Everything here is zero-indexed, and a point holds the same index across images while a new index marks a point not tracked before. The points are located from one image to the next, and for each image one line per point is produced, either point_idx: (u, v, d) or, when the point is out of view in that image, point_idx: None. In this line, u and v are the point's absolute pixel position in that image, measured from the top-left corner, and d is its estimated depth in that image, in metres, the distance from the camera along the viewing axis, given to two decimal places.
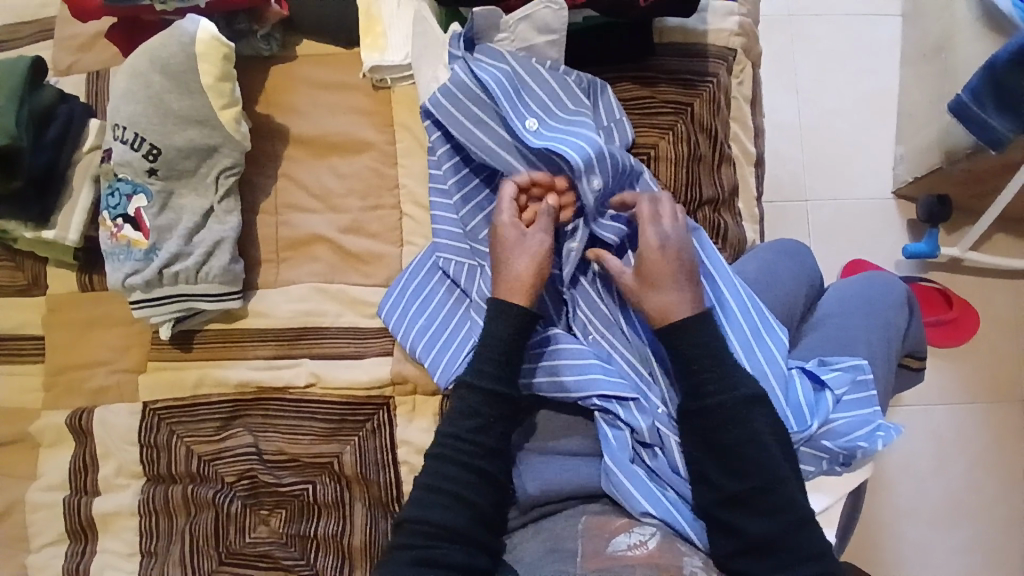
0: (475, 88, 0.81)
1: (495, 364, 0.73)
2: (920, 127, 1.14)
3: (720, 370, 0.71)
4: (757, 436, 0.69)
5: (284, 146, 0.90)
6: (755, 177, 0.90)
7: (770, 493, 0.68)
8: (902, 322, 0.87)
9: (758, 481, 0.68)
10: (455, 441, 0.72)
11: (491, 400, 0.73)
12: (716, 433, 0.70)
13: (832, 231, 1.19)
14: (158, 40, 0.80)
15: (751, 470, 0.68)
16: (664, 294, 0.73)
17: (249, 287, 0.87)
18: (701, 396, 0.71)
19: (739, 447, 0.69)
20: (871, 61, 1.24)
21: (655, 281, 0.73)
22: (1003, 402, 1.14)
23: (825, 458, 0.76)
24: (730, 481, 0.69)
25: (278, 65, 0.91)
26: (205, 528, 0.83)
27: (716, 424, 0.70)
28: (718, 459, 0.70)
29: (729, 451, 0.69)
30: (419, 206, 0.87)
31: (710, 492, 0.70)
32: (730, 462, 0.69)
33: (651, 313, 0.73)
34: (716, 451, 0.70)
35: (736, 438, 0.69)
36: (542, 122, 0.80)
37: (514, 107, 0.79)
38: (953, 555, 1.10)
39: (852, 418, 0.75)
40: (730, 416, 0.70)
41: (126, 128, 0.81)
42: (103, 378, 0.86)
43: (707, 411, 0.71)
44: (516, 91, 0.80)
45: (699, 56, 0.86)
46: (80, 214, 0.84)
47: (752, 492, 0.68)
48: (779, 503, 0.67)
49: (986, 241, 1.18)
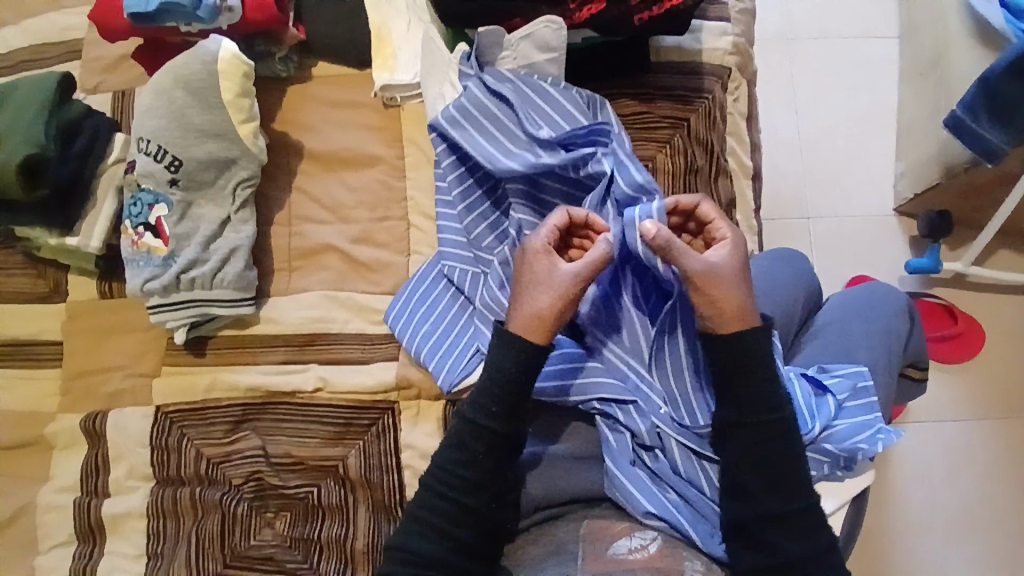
0: (485, 107, 0.86)
1: (497, 385, 0.72)
2: (918, 145, 1.16)
3: (771, 391, 0.70)
4: (799, 458, 0.69)
5: (298, 161, 0.94)
6: (753, 190, 0.93)
7: (806, 516, 0.68)
8: (903, 329, 0.87)
9: (796, 504, 0.68)
10: (457, 458, 0.72)
11: (485, 423, 0.72)
12: (763, 453, 0.69)
13: (834, 249, 1.21)
14: (182, 59, 0.86)
15: (791, 491, 0.69)
16: (735, 295, 0.70)
17: (261, 294, 0.90)
18: (752, 411, 0.70)
19: (781, 465, 0.69)
20: (867, 84, 1.27)
21: (726, 284, 0.70)
22: (1013, 417, 1.13)
23: (826, 460, 0.75)
24: (772, 501, 0.69)
25: (294, 85, 0.96)
26: (211, 530, 0.84)
27: (758, 443, 0.69)
28: (762, 478, 0.69)
29: (771, 470, 0.69)
30: (426, 217, 0.90)
31: (748, 508, 0.69)
32: (773, 482, 0.69)
33: (720, 309, 0.70)
34: (758, 468, 0.69)
35: (781, 456, 0.69)
36: (555, 126, 0.84)
37: (526, 116, 0.84)
38: (966, 574, 1.08)
39: (852, 422, 0.76)
40: (778, 436, 0.69)
41: (150, 141, 0.86)
42: (118, 382, 0.89)
43: (756, 427, 0.70)
44: (528, 100, 0.85)
45: (695, 73, 0.90)
46: (102, 222, 0.89)
47: (795, 514, 0.68)
48: (815, 529, 0.68)
49: (988, 256, 1.19)
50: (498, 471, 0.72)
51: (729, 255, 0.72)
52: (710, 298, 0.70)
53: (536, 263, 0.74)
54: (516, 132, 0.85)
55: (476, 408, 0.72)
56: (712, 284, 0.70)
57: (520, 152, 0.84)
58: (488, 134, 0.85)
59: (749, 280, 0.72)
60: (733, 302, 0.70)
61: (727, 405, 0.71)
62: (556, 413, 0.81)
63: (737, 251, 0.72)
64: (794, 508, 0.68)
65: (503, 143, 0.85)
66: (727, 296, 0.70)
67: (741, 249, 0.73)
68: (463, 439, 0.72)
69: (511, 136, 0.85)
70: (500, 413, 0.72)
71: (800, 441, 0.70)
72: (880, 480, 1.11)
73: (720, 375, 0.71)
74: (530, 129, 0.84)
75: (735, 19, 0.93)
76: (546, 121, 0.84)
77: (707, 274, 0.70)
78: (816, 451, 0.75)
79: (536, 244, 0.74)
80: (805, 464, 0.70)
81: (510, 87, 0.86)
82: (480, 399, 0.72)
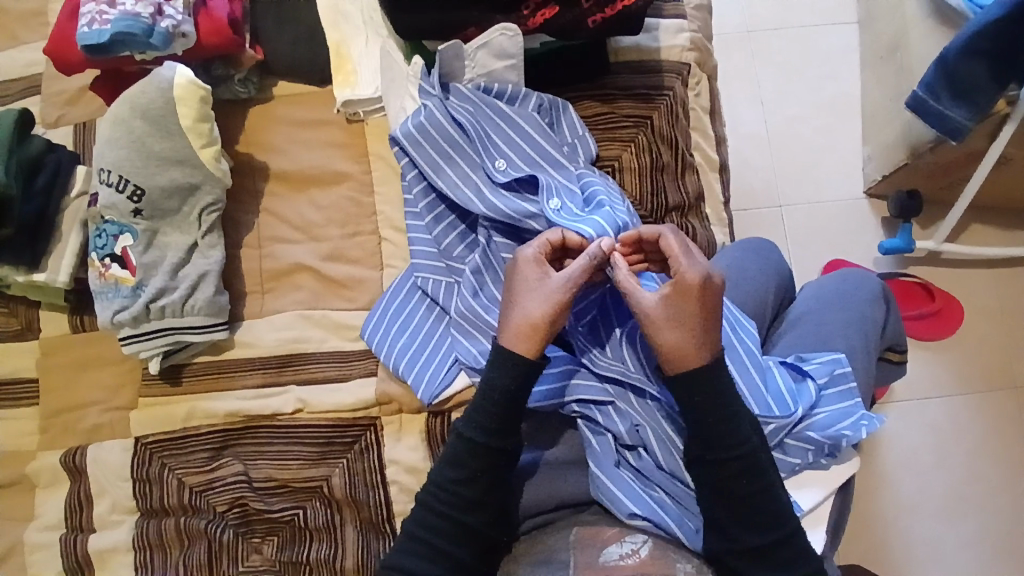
0: (448, 129, 0.85)
1: (481, 405, 0.72)
2: (884, 126, 1.17)
3: (730, 427, 0.69)
4: (772, 490, 0.69)
5: (264, 182, 0.93)
6: (721, 183, 0.93)
7: (795, 545, 0.68)
8: (879, 316, 0.85)
9: (775, 535, 0.68)
10: (434, 484, 0.72)
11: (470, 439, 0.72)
12: (732, 487, 0.69)
13: (809, 234, 1.22)
14: (139, 88, 0.85)
15: (760, 518, 0.68)
16: (674, 337, 0.68)
17: (235, 318, 0.89)
18: (715, 449, 0.70)
19: (753, 499, 0.68)
20: (829, 70, 1.28)
21: (658, 323, 0.69)
22: (993, 390, 1.14)
23: (810, 448, 0.76)
24: (748, 535, 0.68)
25: (256, 106, 0.96)
26: (198, 559, 0.83)
27: (729, 478, 0.69)
28: (732, 511, 0.69)
29: (745, 505, 0.69)
30: (396, 230, 0.90)
31: (726, 541, 0.69)
32: (750, 517, 0.68)
33: (666, 353, 0.69)
34: (730, 502, 0.69)
35: (753, 490, 0.69)
36: (511, 159, 0.85)
37: (483, 148, 0.85)
38: (961, 547, 1.09)
39: (831, 411, 0.76)
40: (743, 471, 0.69)
41: (112, 172, 0.85)
42: (95, 417, 0.88)
43: (721, 464, 0.69)
44: (486, 130, 0.86)
45: (654, 72, 0.91)
46: (69, 256, 0.88)
47: (773, 545, 0.68)
48: (804, 556, 0.68)
49: (960, 232, 1.20)
50: (490, 485, 0.72)
51: (674, 295, 0.69)
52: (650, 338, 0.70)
53: (559, 281, 0.71)
54: (476, 163, 0.86)
55: (474, 425, 0.72)
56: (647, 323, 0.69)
57: (479, 178, 0.85)
58: (450, 160, 0.85)
59: (701, 320, 0.69)
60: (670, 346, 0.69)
61: (694, 442, 0.71)
62: (540, 418, 0.81)
63: (679, 286, 0.69)
64: (773, 539, 0.68)
65: (459, 170, 0.85)
66: (668, 338, 0.69)
67: (688, 288, 0.69)
68: (464, 455, 0.72)
69: (470, 162, 0.85)
70: (478, 431, 0.71)
71: (770, 471, 0.70)
72: (867, 464, 1.12)
73: (697, 394, 0.70)
74: (489, 155, 0.85)
75: (691, 15, 0.94)
76: (505, 153, 0.85)
77: (648, 315, 0.69)
78: (797, 440, 0.76)
79: (534, 255, 0.73)
80: (779, 495, 0.69)
81: (469, 104, 0.87)
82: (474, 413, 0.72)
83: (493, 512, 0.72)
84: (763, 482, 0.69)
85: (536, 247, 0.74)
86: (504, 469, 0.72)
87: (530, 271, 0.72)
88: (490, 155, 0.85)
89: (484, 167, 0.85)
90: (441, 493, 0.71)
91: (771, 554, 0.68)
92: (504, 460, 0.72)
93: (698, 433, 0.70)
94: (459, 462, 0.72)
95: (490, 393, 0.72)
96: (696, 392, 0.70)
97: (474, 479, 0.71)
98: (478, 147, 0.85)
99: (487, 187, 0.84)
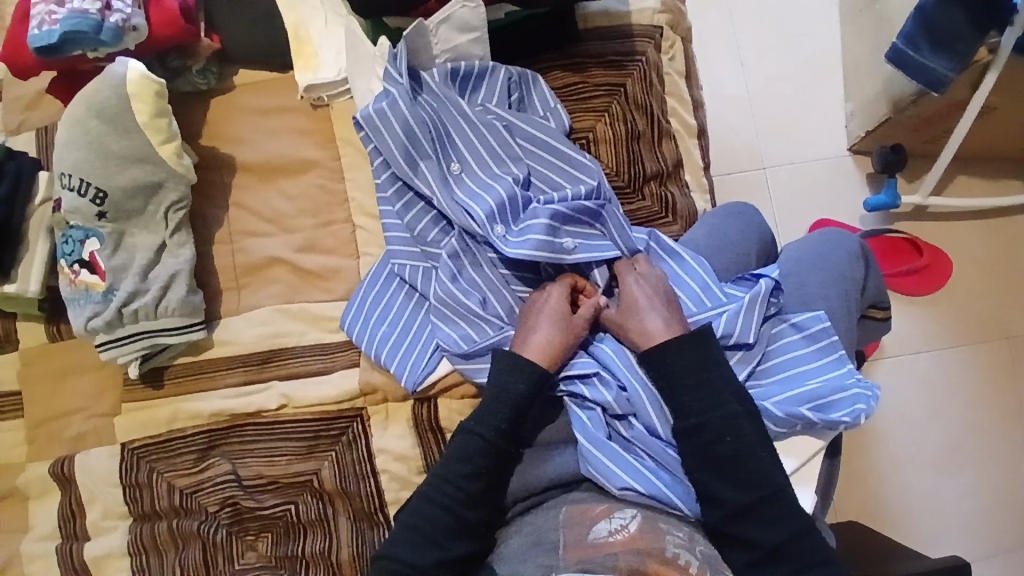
0: (408, 123, 0.82)
1: (497, 409, 0.73)
2: (865, 80, 1.14)
3: (706, 389, 0.71)
4: (755, 450, 0.69)
5: (232, 175, 0.91)
6: (700, 149, 0.91)
7: (776, 502, 0.68)
8: (859, 274, 0.84)
9: (763, 491, 0.68)
10: (440, 479, 0.72)
11: (476, 440, 0.72)
12: (713, 451, 0.69)
13: (795, 194, 1.19)
14: (93, 86, 0.83)
15: (745, 480, 0.68)
16: (638, 321, 0.75)
17: (212, 317, 0.88)
18: (693, 413, 0.71)
19: (737, 459, 0.69)
20: (810, 23, 1.25)
21: (630, 315, 0.75)
22: (984, 341, 1.14)
23: (800, 422, 0.73)
24: (732, 495, 0.68)
25: (218, 97, 0.93)
26: (194, 559, 0.83)
27: (712, 442, 0.70)
28: (721, 476, 0.69)
29: (734, 465, 0.69)
30: (370, 217, 0.88)
31: (716, 509, 0.69)
32: (731, 475, 0.69)
33: (633, 338, 0.75)
34: (715, 463, 0.69)
35: (733, 452, 0.69)
36: (467, 164, 0.84)
37: (437, 148, 0.84)
38: (959, 498, 1.09)
39: (825, 381, 0.74)
40: (721, 432, 0.69)
41: (72, 176, 0.83)
42: (79, 425, 0.87)
43: (699, 429, 0.70)
44: (446, 129, 0.85)
45: (625, 37, 0.88)
46: (39, 265, 0.86)
47: (761, 502, 0.68)
48: (788, 515, 0.67)
49: (947, 183, 1.18)
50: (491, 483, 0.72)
51: (626, 293, 0.76)
52: (622, 334, 0.76)
53: (579, 320, 0.76)
54: (432, 161, 0.83)
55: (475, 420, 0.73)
56: (626, 317, 0.76)
57: (439, 181, 0.83)
58: (411, 157, 0.83)
59: (658, 302, 0.75)
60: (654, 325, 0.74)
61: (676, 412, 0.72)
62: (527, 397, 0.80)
63: (627, 287, 0.77)
64: (759, 497, 0.68)
65: (419, 169, 0.83)
66: (632, 323, 0.75)
67: (635, 284, 0.77)
68: (466, 451, 0.72)
69: (429, 161, 0.83)
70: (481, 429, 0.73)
71: (747, 432, 0.70)
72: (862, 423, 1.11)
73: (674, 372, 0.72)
74: (446, 156, 0.84)
75: None
76: (461, 156, 0.84)
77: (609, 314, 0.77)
78: (786, 410, 0.73)
79: (557, 293, 0.77)
80: (765, 455, 0.69)
81: (434, 98, 0.85)
82: (482, 414, 0.73)
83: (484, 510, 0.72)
84: (749, 440, 0.69)
85: (558, 287, 0.78)
86: (503, 467, 0.73)
87: (557, 306, 0.76)
88: (457, 139, 0.84)
89: (437, 173, 0.83)
90: (445, 491, 0.72)
91: (762, 512, 0.68)
92: (502, 455, 0.73)
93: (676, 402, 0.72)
94: (464, 464, 0.72)
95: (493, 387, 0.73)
96: (675, 364, 0.72)
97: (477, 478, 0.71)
98: (439, 148, 0.84)
99: (444, 189, 0.83)
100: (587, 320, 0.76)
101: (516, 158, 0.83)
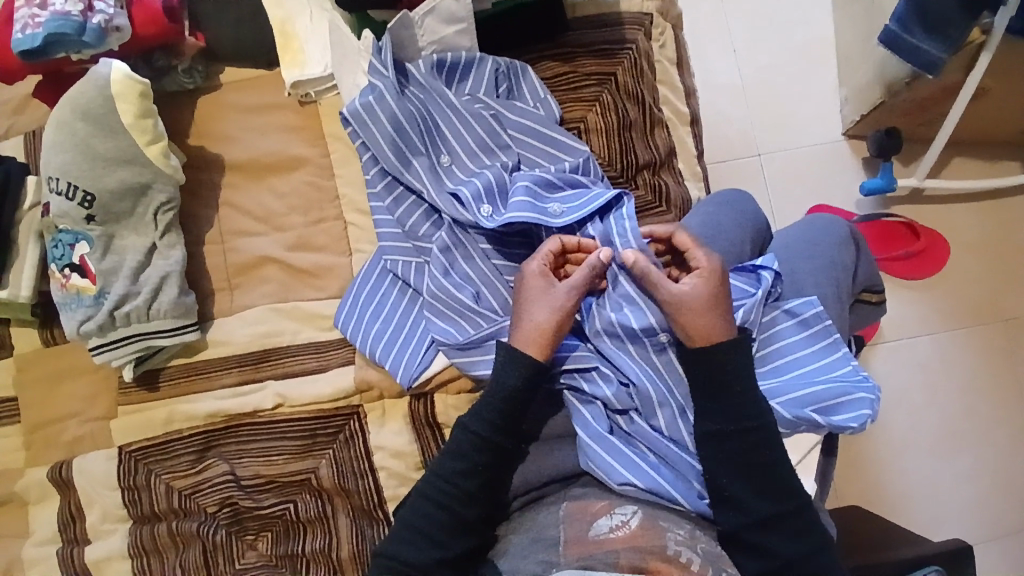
0: (396, 114, 0.81)
1: (494, 404, 0.72)
2: (859, 64, 1.13)
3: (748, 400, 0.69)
4: (786, 464, 0.69)
5: (221, 174, 0.90)
6: (693, 137, 0.90)
7: (800, 516, 0.68)
8: (849, 259, 0.83)
9: (789, 505, 0.68)
10: (436, 476, 0.72)
11: (471, 437, 0.72)
12: (744, 460, 0.68)
13: (790, 180, 1.19)
14: (77, 88, 0.82)
15: (779, 493, 0.68)
16: (707, 321, 0.69)
17: (205, 317, 0.87)
18: (730, 419, 0.69)
19: (770, 470, 0.68)
20: (803, 7, 1.23)
21: (699, 311, 0.69)
22: (982, 322, 1.13)
23: (803, 423, 0.72)
24: (761, 504, 0.68)
25: (205, 96, 0.92)
26: (194, 560, 0.83)
27: (743, 453, 0.68)
28: (749, 483, 0.68)
29: (762, 474, 0.68)
30: (362, 213, 0.87)
31: (738, 515, 0.68)
32: (760, 484, 0.68)
33: (691, 335, 0.69)
34: (745, 471, 0.68)
35: (768, 463, 0.68)
36: (456, 155, 0.84)
37: (426, 140, 0.83)
38: (959, 481, 1.09)
39: (832, 384, 0.72)
40: (759, 445, 0.68)
41: (60, 179, 0.82)
42: (75, 430, 0.87)
43: (736, 436, 0.69)
44: (433, 120, 0.84)
45: (615, 25, 0.88)
46: (30, 270, 0.86)
47: (785, 516, 0.68)
48: (808, 531, 0.67)
49: (944, 166, 1.17)
50: (491, 481, 0.72)
51: (699, 285, 0.69)
52: (680, 326, 0.70)
53: (564, 291, 0.72)
54: (422, 153, 0.83)
55: (477, 417, 0.72)
56: (687, 310, 0.69)
57: (427, 172, 0.82)
58: (399, 149, 0.82)
59: (725, 301, 0.70)
60: (702, 324, 0.69)
61: (706, 416, 0.70)
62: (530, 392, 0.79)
63: (704, 277, 0.69)
64: (788, 511, 0.68)
65: (407, 161, 0.82)
66: (700, 321, 0.69)
67: (710, 275, 0.69)
68: (462, 448, 0.72)
69: (418, 154, 0.83)
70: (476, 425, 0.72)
71: (780, 444, 0.69)
72: None
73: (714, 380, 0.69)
74: (435, 147, 0.84)
75: None
76: (451, 148, 0.84)
77: (679, 302, 0.69)
78: (793, 412, 0.72)
79: (539, 266, 0.74)
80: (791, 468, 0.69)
81: (422, 90, 0.85)
82: (478, 409, 0.73)
83: (483, 506, 0.71)
84: (779, 454, 0.69)
85: (539, 259, 0.74)
86: (504, 466, 0.73)
87: (540, 283, 0.73)
88: (446, 130, 0.84)
89: (426, 164, 0.83)
90: (439, 486, 0.71)
91: (784, 524, 0.67)
92: (504, 454, 0.72)
93: (707, 407, 0.70)
94: (458, 461, 0.72)
95: (494, 387, 0.72)
96: (708, 369, 0.69)
97: (475, 476, 0.71)
98: (428, 140, 0.83)
99: (434, 180, 0.82)
100: (573, 289, 0.72)
101: (505, 146, 0.83)
